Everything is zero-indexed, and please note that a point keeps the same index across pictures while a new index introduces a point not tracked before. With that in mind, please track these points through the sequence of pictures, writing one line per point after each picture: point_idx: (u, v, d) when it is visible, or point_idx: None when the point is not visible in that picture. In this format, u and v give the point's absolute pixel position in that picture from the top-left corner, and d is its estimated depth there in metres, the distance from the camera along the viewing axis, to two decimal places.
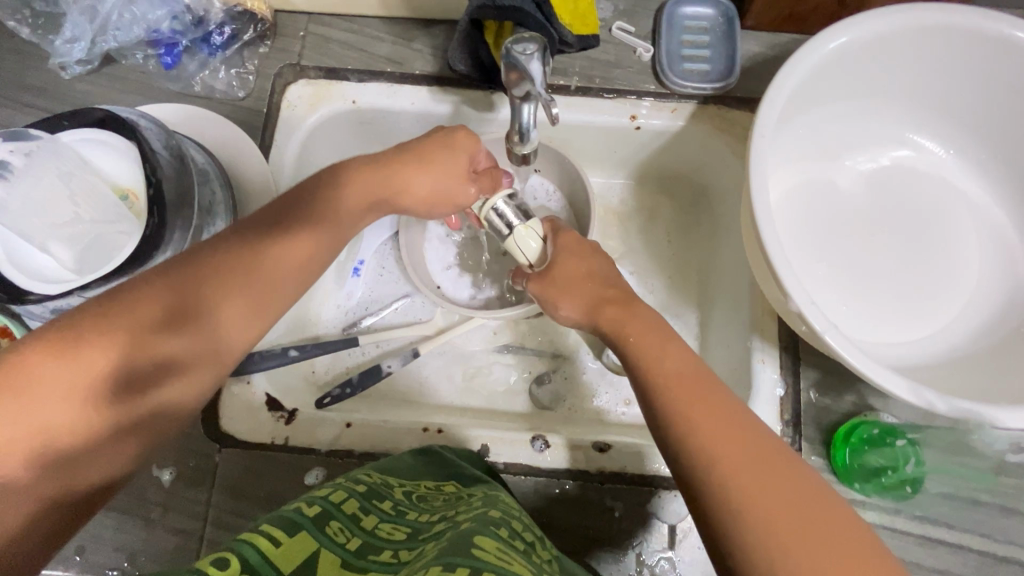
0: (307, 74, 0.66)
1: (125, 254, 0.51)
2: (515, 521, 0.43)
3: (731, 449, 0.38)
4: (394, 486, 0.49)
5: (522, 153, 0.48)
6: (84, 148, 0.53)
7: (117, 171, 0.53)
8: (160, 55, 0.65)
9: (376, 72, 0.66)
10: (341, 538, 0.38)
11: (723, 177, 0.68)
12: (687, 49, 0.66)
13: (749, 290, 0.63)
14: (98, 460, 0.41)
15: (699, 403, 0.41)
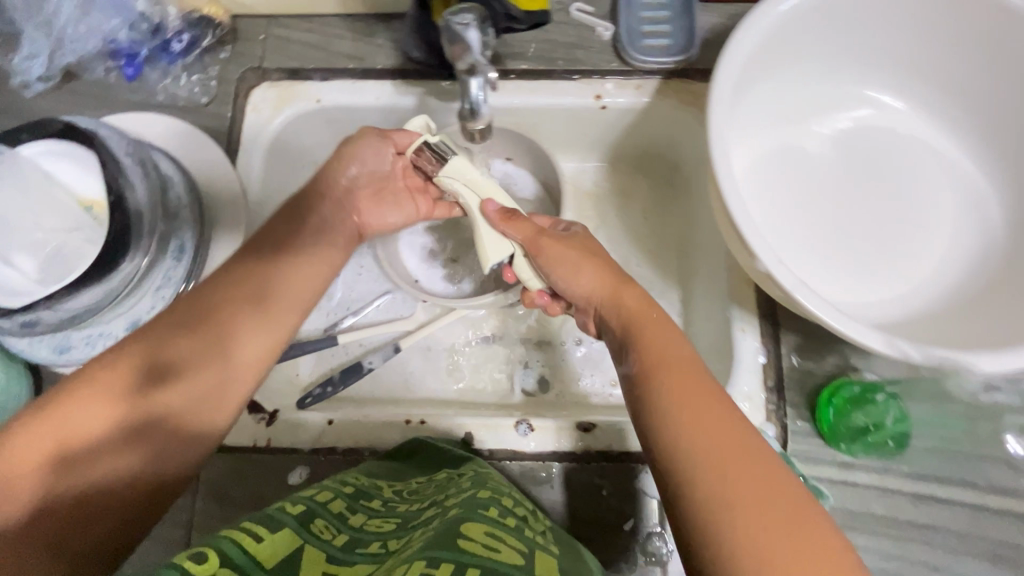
0: (270, 76, 0.66)
1: (89, 261, 0.51)
2: (504, 497, 0.44)
3: (722, 437, 0.38)
4: (383, 487, 0.49)
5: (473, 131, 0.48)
6: (45, 160, 0.51)
7: (78, 182, 0.53)
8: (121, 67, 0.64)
9: (339, 69, 0.67)
10: (327, 535, 0.38)
11: (692, 149, 0.69)
12: (647, 26, 0.65)
13: (725, 261, 0.63)
14: (103, 465, 0.40)
15: (692, 389, 0.41)
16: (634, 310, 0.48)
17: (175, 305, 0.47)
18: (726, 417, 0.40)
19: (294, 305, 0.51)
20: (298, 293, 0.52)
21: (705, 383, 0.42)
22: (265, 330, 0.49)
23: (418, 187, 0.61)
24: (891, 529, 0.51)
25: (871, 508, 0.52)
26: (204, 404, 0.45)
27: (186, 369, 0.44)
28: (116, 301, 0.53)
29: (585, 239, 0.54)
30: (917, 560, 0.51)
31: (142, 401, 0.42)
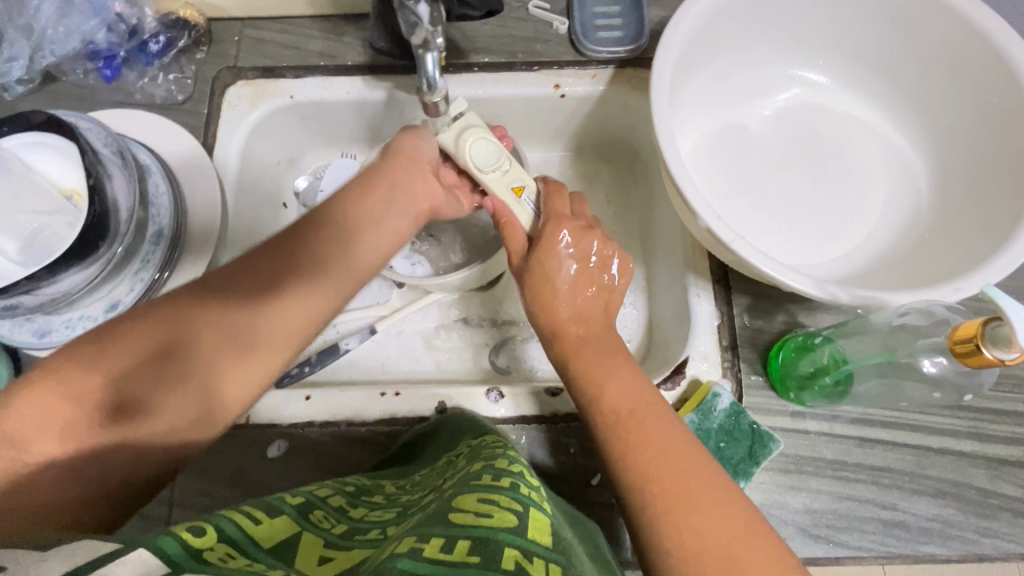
0: (245, 75, 0.70)
1: (67, 244, 0.52)
2: (500, 460, 0.44)
3: (652, 451, 0.45)
4: (385, 483, 0.50)
5: (433, 99, 0.53)
6: (25, 150, 0.53)
7: (59, 173, 0.54)
8: (99, 69, 0.67)
9: (312, 67, 0.70)
10: (326, 523, 0.40)
11: (648, 133, 0.73)
12: (599, 19, 0.70)
13: (680, 233, 0.67)
14: (41, 486, 0.39)
15: (632, 415, 0.48)
16: (582, 356, 0.54)
17: (147, 325, 0.46)
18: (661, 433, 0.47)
19: (285, 338, 0.50)
20: (294, 329, 0.51)
21: (643, 411, 0.48)
22: (250, 368, 0.48)
23: (454, 182, 0.64)
24: (842, 472, 0.55)
25: (823, 453, 0.55)
26: (190, 431, 0.45)
27: (158, 398, 0.44)
28: (93, 283, 0.55)
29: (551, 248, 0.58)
30: (865, 498, 0.54)
31: (128, 428, 0.43)
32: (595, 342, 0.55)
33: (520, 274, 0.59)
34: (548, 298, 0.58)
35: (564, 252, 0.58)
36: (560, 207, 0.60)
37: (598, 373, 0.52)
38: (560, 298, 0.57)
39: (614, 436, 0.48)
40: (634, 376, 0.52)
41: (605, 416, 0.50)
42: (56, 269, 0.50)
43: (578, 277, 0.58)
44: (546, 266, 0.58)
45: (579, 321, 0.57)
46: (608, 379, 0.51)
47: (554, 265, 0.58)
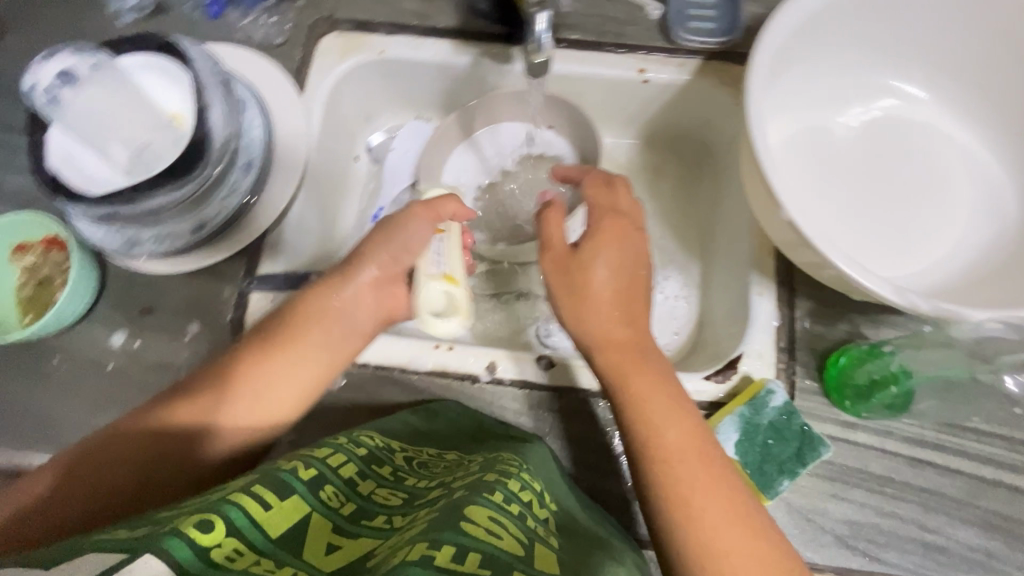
0: (339, 26, 0.72)
1: (168, 162, 0.55)
2: (512, 481, 0.46)
3: (706, 495, 0.46)
4: (396, 450, 0.52)
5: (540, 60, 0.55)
6: (143, 71, 0.57)
7: (168, 97, 0.57)
8: (206, 5, 0.71)
9: (403, 26, 0.72)
10: (335, 503, 0.41)
11: (725, 129, 0.72)
12: (694, 8, 0.70)
13: (747, 232, 0.66)
14: (87, 470, 0.47)
15: (681, 457, 0.48)
16: (637, 381, 0.52)
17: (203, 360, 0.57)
18: (712, 472, 0.48)
19: (290, 342, 0.54)
20: (317, 365, 0.55)
21: (704, 448, 0.49)
22: (257, 368, 0.53)
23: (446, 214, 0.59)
24: (888, 488, 0.54)
25: (870, 467, 0.54)
26: (201, 436, 0.50)
27: (182, 398, 0.51)
28: (186, 203, 0.58)
29: (599, 265, 0.56)
30: (907, 518, 0.53)
31: (154, 419, 0.50)
32: (640, 346, 0.54)
33: (564, 274, 0.57)
34: (594, 305, 0.55)
35: (614, 263, 0.56)
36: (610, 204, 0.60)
37: (653, 403, 0.50)
38: (606, 302, 0.55)
39: (659, 478, 0.48)
40: (698, 426, 0.50)
41: (650, 449, 0.49)
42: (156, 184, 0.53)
43: (625, 277, 0.56)
44: (596, 272, 0.56)
45: (629, 328, 0.54)
46: (662, 417, 0.50)
47: (601, 265, 0.56)
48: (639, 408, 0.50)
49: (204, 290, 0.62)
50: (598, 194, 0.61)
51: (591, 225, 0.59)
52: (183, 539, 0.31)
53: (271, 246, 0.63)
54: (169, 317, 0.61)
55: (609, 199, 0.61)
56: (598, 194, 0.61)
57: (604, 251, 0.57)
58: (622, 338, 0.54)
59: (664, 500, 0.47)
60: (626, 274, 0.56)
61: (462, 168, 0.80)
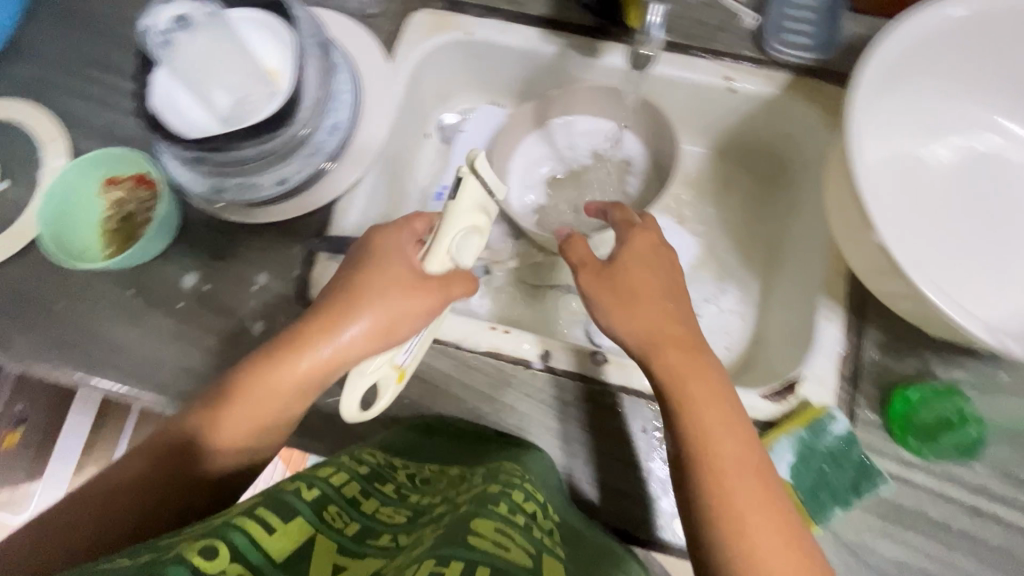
0: (432, 4, 0.73)
1: (261, 115, 0.57)
2: (517, 492, 0.46)
3: (762, 515, 0.46)
4: (398, 467, 0.52)
5: (645, 47, 0.58)
6: (249, 26, 0.58)
7: (267, 52, 0.58)
8: None
9: (494, 10, 0.72)
10: (339, 523, 0.41)
11: (807, 148, 0.70)
12: (790, 22, 0.68)
13: (820, 255, 0.64)
14: (119, 478, 0.48)
15: (738, 472, 0.48)
16: (694, 389, 0.51)
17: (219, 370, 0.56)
18: (764, 492, 0.48)
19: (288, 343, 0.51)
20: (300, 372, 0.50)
21: (758, 468, 0.49)
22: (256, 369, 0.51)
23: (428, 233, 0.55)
24: (944, 535, 0.52)
25: (927, 510, 0.53)
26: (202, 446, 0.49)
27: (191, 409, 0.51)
28: (273, 155, 0.60)
29: (642, 275, 0.57)
30: (963, 569, 0.51)
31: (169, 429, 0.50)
32: (692, 341, 0.54)
33: (602, 272, 0.58)
34: (640, 308, 0.55)
35: (656, 265, 0.58)
36: (631, 218, 0.62)
37: (706, 404, 0.50)
38: (651, 304, 0.55)
39: (712, 490, 0.48)
40: (743, 426, 0.50)
41: (702, 456, 0.49)
42: (247, 136, 0.55)
43: (667, 284, 0.57)
44: (634, 275, 0.57)
45: (681, 328, 0.55)
46: (720, 429, 0.49)
47: (639, 270, 0.57)
48: (692, 420, 0.50)
49: (276, 244, 0.64)
50: (625, 217, 0.63)
51: (625, 237, 0.61)
52: (183, 564, 0.32)
53: (342, 210, 0.64)
54: (239, 265, 0.63)
55: (637, 219, 0.62)
56: (626, 215, 0.63)
57: (641, 258, 0.58)
58: (671, 334, 0.54)
59: (720, 507, 0.47)
60: (664, 281, 0.57)
61: (531, 155, 0.80)
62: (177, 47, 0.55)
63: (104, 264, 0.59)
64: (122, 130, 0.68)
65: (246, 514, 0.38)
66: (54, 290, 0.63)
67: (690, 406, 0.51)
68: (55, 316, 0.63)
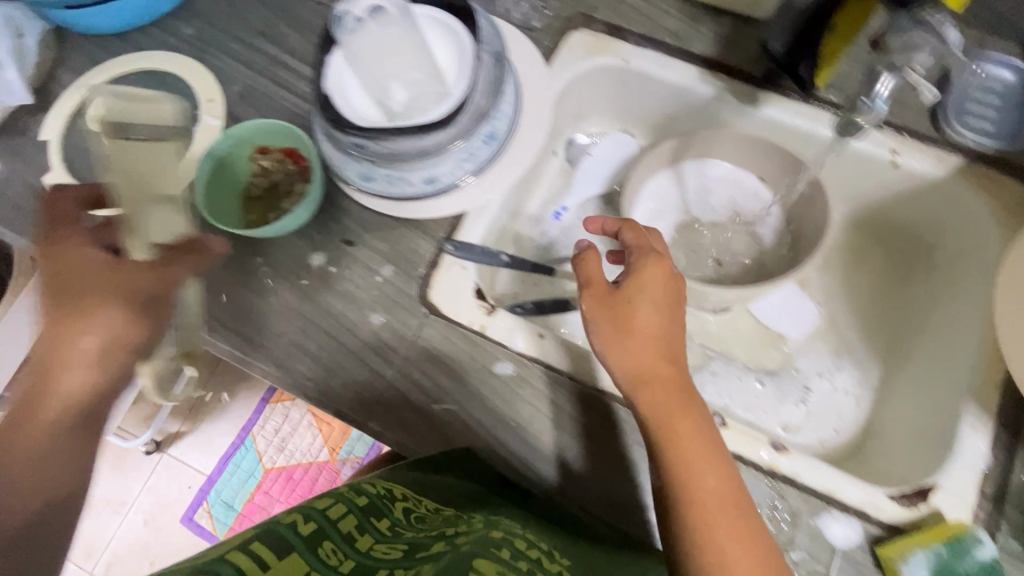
0: (593, 25, 0.72)
1: (425, 115, 0.56)
2: (516, 545, 0.46)
3: (742, 547, 0.49)
4: (397, 498, 0.52)
5: (866, 119, 0.56)
6: (435, 31, 0.57)
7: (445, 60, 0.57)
8: None
9: (655, 41, 0.71)
10: (334, 560, 0.40)
11: (964, 239, 0.66)
12: (974, 105, 0.64)
13: (968, 357, 0.60)
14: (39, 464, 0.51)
15: (716, 506, 0.51)
16: (679, 425, 0.53)
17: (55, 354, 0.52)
18: (747, 536, 0.50)
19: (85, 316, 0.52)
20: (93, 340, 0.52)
21: (740, 513, 0.51)
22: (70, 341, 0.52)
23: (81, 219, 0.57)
24: None
25: None
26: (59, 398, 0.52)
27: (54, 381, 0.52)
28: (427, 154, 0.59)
29: (644, 307, 0.56)
30: None
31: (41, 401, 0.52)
32: (679, 378, 0.55)
33: (612, 298, 0.56)
34: (635, 341, 0.55)
35: (656, 296, 0.56)
36: (644, 242, 0.59)
37: (691, 447, 0.52)
38: (648, 335, 0.55)
39: (696, 534, 0.50)
40: (724, 465, 0.53)
41: (686, 498, 0.51)
42: (409, 133, 0.55)
43: (664, 315, 0.56)
44: (636, 304, 0.55)
45: (671, 364, 0.55)
46: (705, 469, 0.52)
47: (642, 300, 0.56)
48: (682, 466, 0.52)
49: (406, 240, 0.64)
50: (638, 241, 0.59)
51: (634, 262, 0.57)
52: None
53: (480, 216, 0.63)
54: (368, 254, 0.63)
55: (650, 243, 0.59)
56: (638, 237, 0.59)
57: (650, 290, 0.56)
58: (661, 369, 0.55)
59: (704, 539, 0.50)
60: (666, 315, 0.56)
61: (664, 186, 0.76)
62: (364, 50, 0.56)
63: (251, 233, 0.60)
64: (282, 104, 0.71)
65: (241, 547, 0.39)
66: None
67: (676, 453, 0.52)
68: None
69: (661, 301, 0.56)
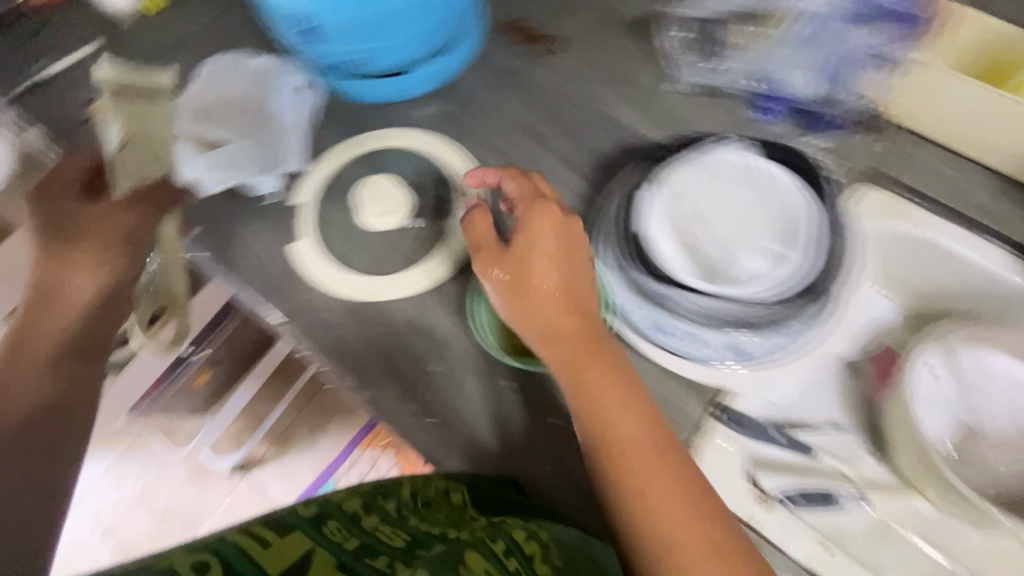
0: (889, 185, 0.66)
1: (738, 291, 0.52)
2: (518, 533, 0.49)
3: (664, 492, 0.47)
4: (402, 485, 0.56)
5: None
6: (774, 203, 0.55)
7: (775, 236, 0.54)
8: (760, 108, 0.69)
9: (961, 218, 0.64)
10: (336, 537, 0.44)
11: None
12: None
13: None
14: (37, 337, 0.56)
15: (666, 486, 0.47)
16: (591, 374, 0.51)
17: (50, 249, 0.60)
18: (698, 520, 0.46)
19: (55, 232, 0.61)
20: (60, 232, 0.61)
21: (688, 488, 0.47)
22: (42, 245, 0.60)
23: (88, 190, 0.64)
24: None
25: None
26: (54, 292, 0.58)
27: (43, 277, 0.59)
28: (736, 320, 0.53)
29: (539, 262, 0.53)
30: None
31: (43, 291, 0.58)
32: (588, 333, 0.52)
33: (504, 253, 0.54)
34: (526, 285, 0.53)
35: (546, 229, 0.54)
36: (527, 186, 0.58)
37: (601, 391, 0.50)
38: (541, 287, 0.53)
39: (660, 547, 0.45)
40: (654, 422, 0.50)
41: (604, 454, 0.49)
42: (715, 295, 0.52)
43: (553, 264, 0.53)
44: (531, 250, 0.53)
45: (576, 317, 0.52)
46: (621, 415, 0.50)
47: (539, 254, 0.53)
48: (594, 412, 0.50)
49: (673, 395, 0.56)
50: (521, 190, 0.57)
51: (523, 213, 0.55)
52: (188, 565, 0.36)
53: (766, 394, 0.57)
54: None
55: (532, 189, 0.57)
56: (519, 185, 0.58)
57: (546, 246, 0.53)
58: (577, 334, 0.52)
59: (645, 510, 0.46)
60: (556, 255, 0.53)
61: (936, 368, 0.64)
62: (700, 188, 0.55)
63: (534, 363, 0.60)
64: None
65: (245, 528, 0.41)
66: (433, 351, 0.64)
67: (603, 425, 0.49)
68: (432, 377, 0.62)
69: (547, 237, 0.54)
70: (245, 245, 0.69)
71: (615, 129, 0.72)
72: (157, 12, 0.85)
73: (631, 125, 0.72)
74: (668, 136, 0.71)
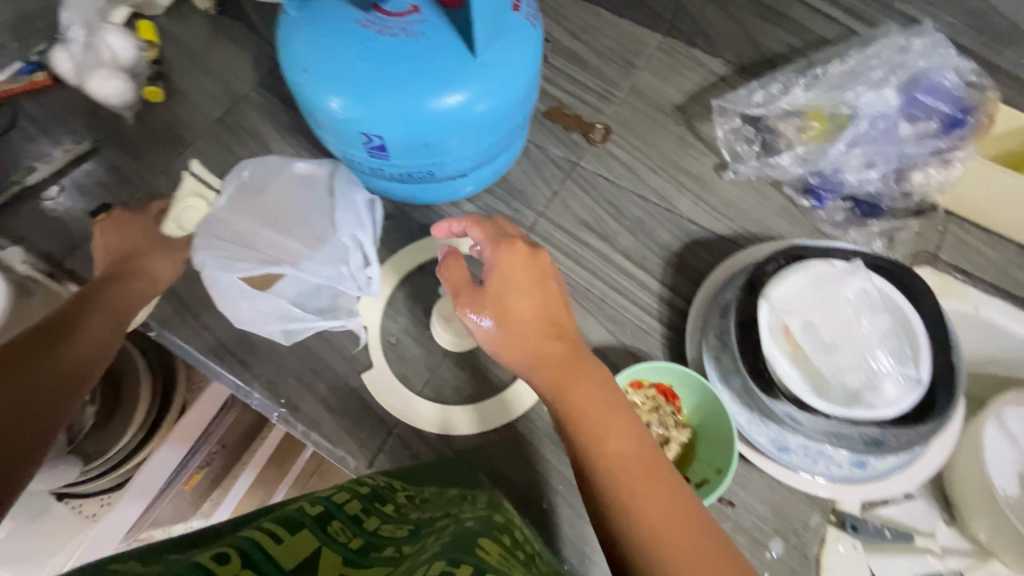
0: (939, 265, 0.70)
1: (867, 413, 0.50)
2: (517, 530, 0.43)
3: (652, 490, 0.44)
4: (397, 490, 0.50)
5: None
6: (890, 331, 0.53)
7: (896, 365, 0.52)
8: (815, 195, 0.71)
9: (1009, 295, 0.68)
10: (342, 537, 0.37)
11: None
12: None
13: None
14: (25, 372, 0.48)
15: (640, 472, 0.45)
16: (579, 389, 0.48)
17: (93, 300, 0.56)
18: (673, 502, 0.44)
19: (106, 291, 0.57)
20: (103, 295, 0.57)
21: (654, 469, 0.45)
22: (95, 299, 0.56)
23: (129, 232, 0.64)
24: None
25: None
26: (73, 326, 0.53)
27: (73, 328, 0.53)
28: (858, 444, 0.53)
29: (517, 291, 0.50)
30: None
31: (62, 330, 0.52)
32: (573, 355, 0.50)
33: (491, 299, 0.50)
34: (517, 324, 0.50)
35: (519, 265, 0.51)
36: (504, 229, 0.55)
37: (594, 406, 0.47)
38: (524, 317, 0.50)
39: (654, 549, 0.41)
40: (637, 425, 0.48)
41: (601, 465, 0.45)
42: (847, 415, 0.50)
43: (537, 298, 0.51)
44: (514, 293, 0.50)
45: (560, 341, 0.50)
46: (609, 429, 0.47)
47: (512, 288, 0.50)
48: (586, 425, 0.47)
49: (788, 505, 0.58)
50: (486, 234, 0.53)
51: (489, 254, 0.51)
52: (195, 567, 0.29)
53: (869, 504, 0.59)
54: (751, 522, 0.57)
55: (499, 231, 0.53)
56: (486, 230, 0.53)
57: (515, 278, 0.50)
58: (544, 341, 0.50)
59: (630, 515, 0.43)
60: (541, 292, 0.51)
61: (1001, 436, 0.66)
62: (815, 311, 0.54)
63: None
64: (621, 312, 0.67)
65: (253, 530, 0.35)
66: (536, 483, 0.60)
67: (585, 436, 0.46)
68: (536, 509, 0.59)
69: (525, 276, 0.51)
70: (302, 373, 0.63)
71: (678, 220, 0.72)
72: (159, 102, 0.78)
73: (689, 215, 0.72)
74: (732, 227, 0.72)
